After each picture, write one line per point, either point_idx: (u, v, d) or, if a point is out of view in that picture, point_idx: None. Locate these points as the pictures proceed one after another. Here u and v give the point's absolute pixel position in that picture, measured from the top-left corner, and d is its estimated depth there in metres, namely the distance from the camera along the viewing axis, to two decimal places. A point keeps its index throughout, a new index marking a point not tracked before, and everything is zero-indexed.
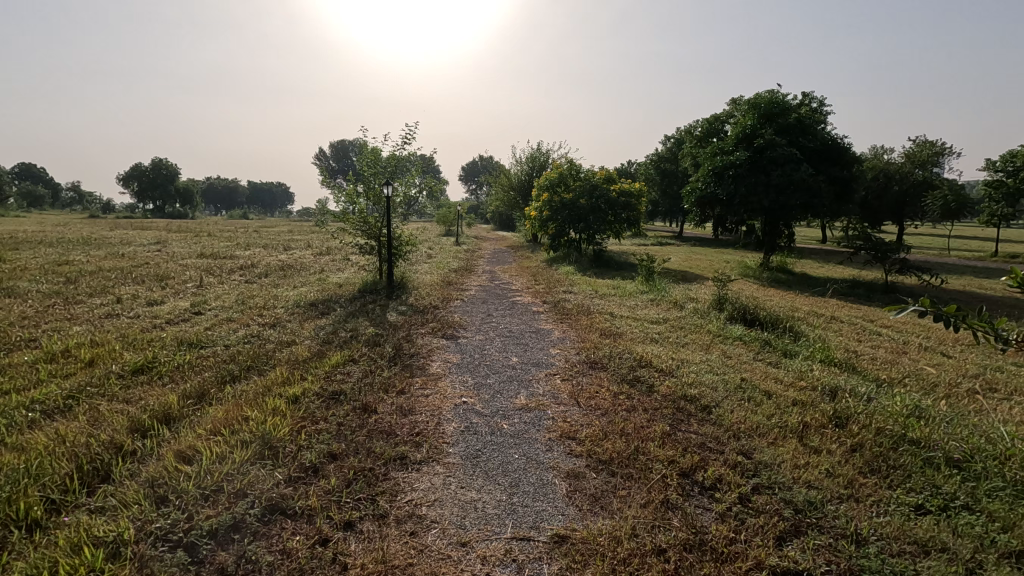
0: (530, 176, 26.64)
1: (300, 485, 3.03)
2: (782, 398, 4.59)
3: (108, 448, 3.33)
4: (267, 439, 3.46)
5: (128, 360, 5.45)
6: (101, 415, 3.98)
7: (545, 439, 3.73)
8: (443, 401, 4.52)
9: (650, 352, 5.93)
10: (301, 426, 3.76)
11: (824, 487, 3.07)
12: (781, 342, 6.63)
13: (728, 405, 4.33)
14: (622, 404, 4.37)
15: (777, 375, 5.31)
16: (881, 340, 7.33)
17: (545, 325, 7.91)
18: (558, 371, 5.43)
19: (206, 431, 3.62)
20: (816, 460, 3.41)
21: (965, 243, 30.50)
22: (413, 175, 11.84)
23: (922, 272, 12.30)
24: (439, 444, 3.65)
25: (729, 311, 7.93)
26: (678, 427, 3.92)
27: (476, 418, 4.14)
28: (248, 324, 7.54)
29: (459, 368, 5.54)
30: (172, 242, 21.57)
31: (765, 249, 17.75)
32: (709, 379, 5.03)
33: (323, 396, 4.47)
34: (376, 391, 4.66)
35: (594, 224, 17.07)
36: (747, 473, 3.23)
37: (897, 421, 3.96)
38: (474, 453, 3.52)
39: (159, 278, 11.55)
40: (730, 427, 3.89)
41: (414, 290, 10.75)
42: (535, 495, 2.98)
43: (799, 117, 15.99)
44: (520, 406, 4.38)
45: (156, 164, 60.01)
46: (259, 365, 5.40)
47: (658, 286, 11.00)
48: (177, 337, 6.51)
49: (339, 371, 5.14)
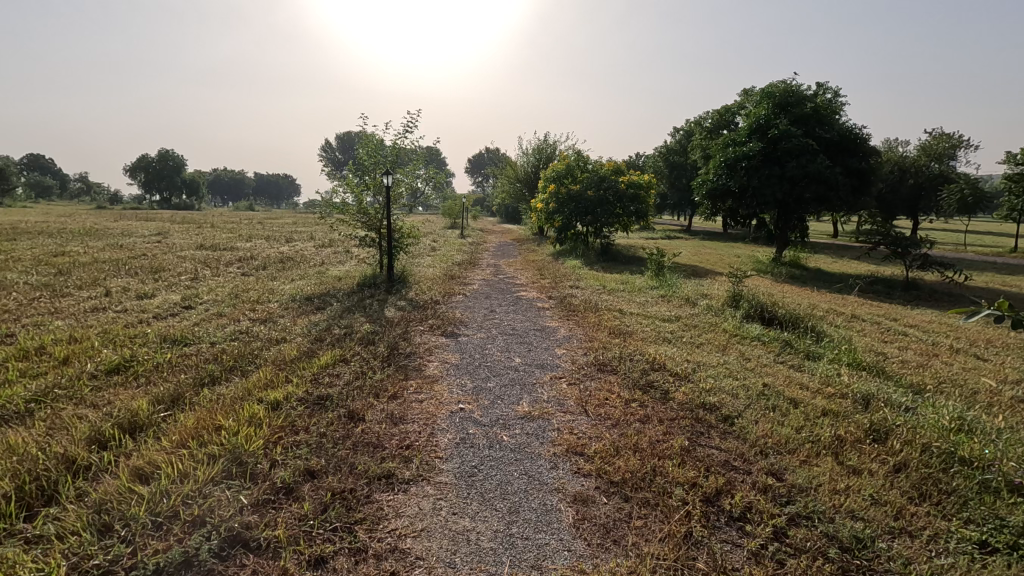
0: (537, 168, 26.20)
1: (269, 511, 2.64)
2: (810, 407, 4.17)
3: (59, 463, 2.98)
4: (237, 455, 3.09)
5: (103, 359, 5.09)
6: (61, 423, 3.62)
7: (549, 455, 3.33)
8: (438, 408, 4.13)
9: (663, 353, 5.53)
10: (277, 438, 3.38)
11: (872, 519, 2.67)
12: (803, 343, 6.18)
13: (752, 416, 3.92)
14: (634, 414, 3.96)
15: (801, 381, 4.90)
16: (907, 341, 6.86)
17: (551, 322, 7.51)
18: (564, 374, 5.02)
19: (171, 443, 3.25)
20: (855, 484, 3.01)
21: (982, 239, 29.67)
22: (416, 165, 11.31)
23: (945, 267, 11.76)
24: (431, 460, 3.27)
25: (746, 309, 7.51)
26: (698, 440, 3.51)
27: (473, 428, 3.75)
28: (238, 320, 7.16)
29: (458, 370, 5.15)
30: (173, 233, 21.29)
31: (777, 243, 17.25)
32: (728, 385, 4.62)
33: (307, 401, 4.10)
34: (366, 396, 4.27)
35: (602, 216, 16.62)
36: (781, 500, 2.82)
37: (946, 438, 3.53)
38: (470, 471, 3.14)
39: (153, 271, 11.17)
40: (756, 441, 3.48)
41: (415, 285, 10.34)
42: (538, 524, 2.60)
43: (815, 107, 15.35)
44: (522, 415, 3.99)
45: (161, 156, 59.61)
46: (244, 365, 5.03)
47: (668, 282, 10.56)
48: (160, 334, 6.14)
49: (327, 373, 4.75)
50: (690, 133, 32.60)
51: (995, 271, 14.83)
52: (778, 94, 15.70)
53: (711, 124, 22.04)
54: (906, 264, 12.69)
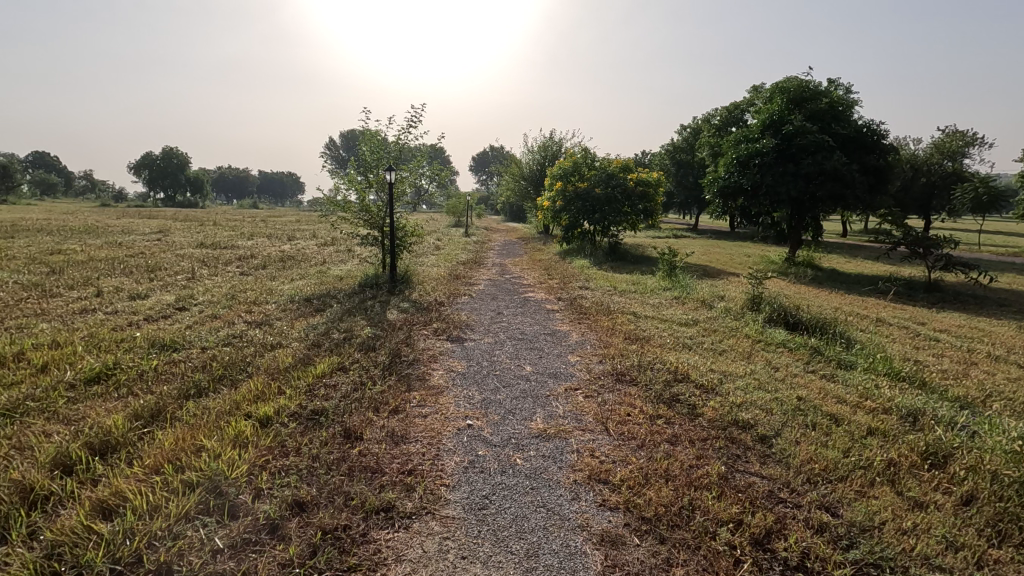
0: (543, 166, 25.77)
1: (250, 555, 2.27)
2: (854, 426, 3.78)
3: (14, 493, 2.61)
4: (216, 485, 2.71)
5: (83, 366, 4.73)
6: (25, 441, 3.25)
7: (569, 483, 2.95)
8: (443, 425, 3.75)
9: (685, 362, 5.14)
10: (264, 461, 3.02)
11: (952, 568, 2.28)
12: (833, 350, 5.78)
13: (791, 436, 3.53)
14: (660, 434, 3.57)
15: (838, 393, 4.51)
16: (940, 348, 6.46)
17: (561, 326, 7.13)
18: (579, 385, 4.63)
19: (145, 468, 2.89)
20: (923, 521, 2.62)
21: (997, 239, 29.16)
22: (419, 162, 10.93)
23: (969, 267, 11.32)
24: (436, 488, 2.90)
25: (768, 313, 7.11)
26: (736, 466, 3.12)
27: (483, 449, 3.38)
28: (232, 323, 6.80)
29: (465, 379, 4.77)
30: (173, 232, 20.89)
31: (789, 243, 16.83)
32: (761, 399, 4.22)
33: (300, 417, 3.73)
34: (364, 410, 3.90)
35: (610, 215, 16.19)
36: (842, 542, 2.43)
37: (1016, 464, 3.13)
38: (479, 503, 2.76)
39: (148, 270, 10.81)
40: (801, 468, 3.10)
41: (418, 285, 9.97)
42: (561, 571, 2.23)
43: (830, 102, 14.94)
44: (537, 433, 3.61)
45: (166, 155, 59.68)
46: (234, 374, 4.66)
47: (681, 283, 10.16)
48: (149, 338, 5.78)
49: (323, 384, 4.39)
50: (698, 131, 32.21)
51: (1016, 271, 14.40)
52: (792, 89, 15.28)
53: (718, 121, 21.78)
54: (927, 265, 12.25)
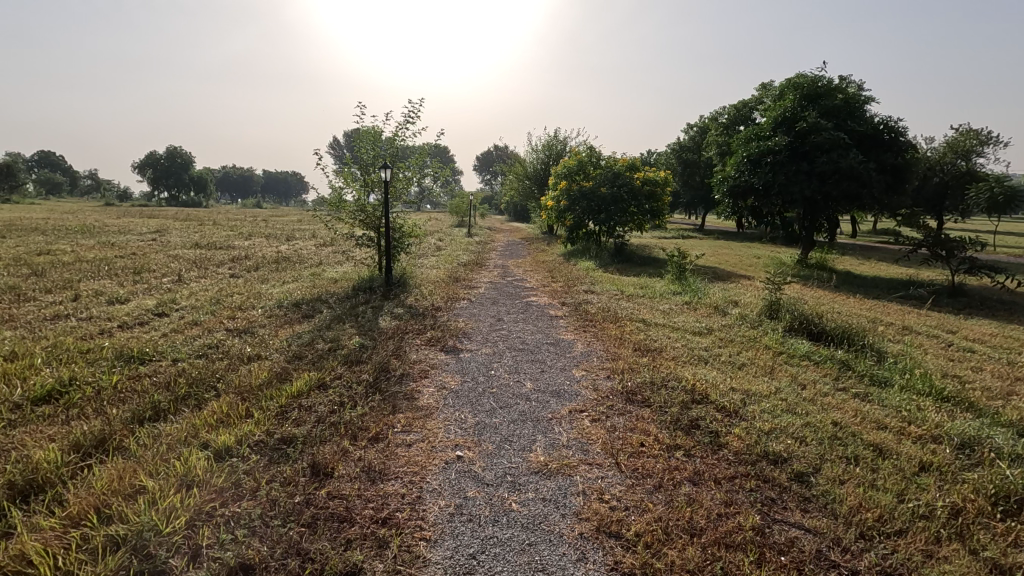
0: (547, 165, 25.20)
1: None
2: (904, 460, 3.27)
3: None
4: (144, 544, 2.22)
5: (34, 382, 4.25)
6: None
7: (574, 538, 2.45)
8: (429, 457, 3.25)
9: (703, 379, 4.64)
10: (211, 507, 2.54)
11: None
12: (864, 365, 5.24)
13: (833, 474, 3.02)
14: (680, 471, 3.07)
15: (877, 417, 3.99)
16: (978, 361, 5.90)
17: (566, 334, 6.63)
18: (585, 407, 4.13)
19: (66, 519, 2.41)
20: None
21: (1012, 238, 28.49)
22: (420, 157, 10.41)
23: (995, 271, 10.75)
24: (414, 543, 2.41)
25: (788, 322, 6.58)
26: (772, 515, 2.63)
27: (473, 489, 2.89)
28: (212, 331, 6.32)
29: (457, 399, 4.28)
30: (170, 232, 20.47)
31: (802, 244, 16.26)
32: (793, 425, 3.71)
33: (266, 447, 3.25)
34: (340, 439, 3.41)
35: (616, 215, 15.56)
36: None
37: None
38: (465, 566, 2.26)
39: (134, 272, 10.33)
40: (851, 518, 2.60)
41: (415, 289, 9.49)
42: None
43: (845, 99, 14.39)
44: (537, 469, 3.11)
45: (168, 154, 59.36)
46: (201, 392, 4.18)
47: (692, 287, 9.63)
48: (117, 349, 5.31)
49: (298, 405, 3.90)
50: (705, 130, 31.65)
51: None
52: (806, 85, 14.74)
53: (727, 119, 21.24)
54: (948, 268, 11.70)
